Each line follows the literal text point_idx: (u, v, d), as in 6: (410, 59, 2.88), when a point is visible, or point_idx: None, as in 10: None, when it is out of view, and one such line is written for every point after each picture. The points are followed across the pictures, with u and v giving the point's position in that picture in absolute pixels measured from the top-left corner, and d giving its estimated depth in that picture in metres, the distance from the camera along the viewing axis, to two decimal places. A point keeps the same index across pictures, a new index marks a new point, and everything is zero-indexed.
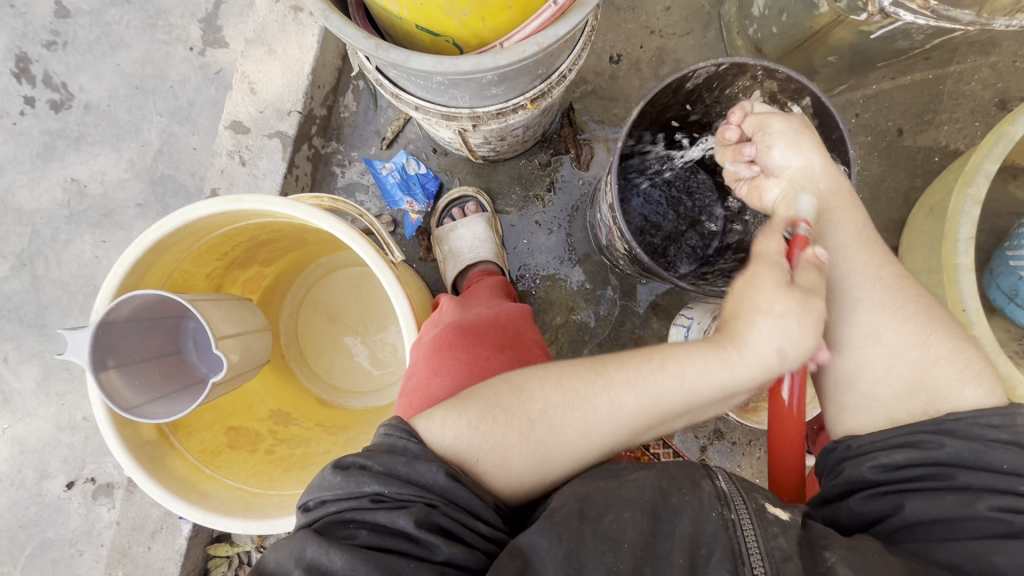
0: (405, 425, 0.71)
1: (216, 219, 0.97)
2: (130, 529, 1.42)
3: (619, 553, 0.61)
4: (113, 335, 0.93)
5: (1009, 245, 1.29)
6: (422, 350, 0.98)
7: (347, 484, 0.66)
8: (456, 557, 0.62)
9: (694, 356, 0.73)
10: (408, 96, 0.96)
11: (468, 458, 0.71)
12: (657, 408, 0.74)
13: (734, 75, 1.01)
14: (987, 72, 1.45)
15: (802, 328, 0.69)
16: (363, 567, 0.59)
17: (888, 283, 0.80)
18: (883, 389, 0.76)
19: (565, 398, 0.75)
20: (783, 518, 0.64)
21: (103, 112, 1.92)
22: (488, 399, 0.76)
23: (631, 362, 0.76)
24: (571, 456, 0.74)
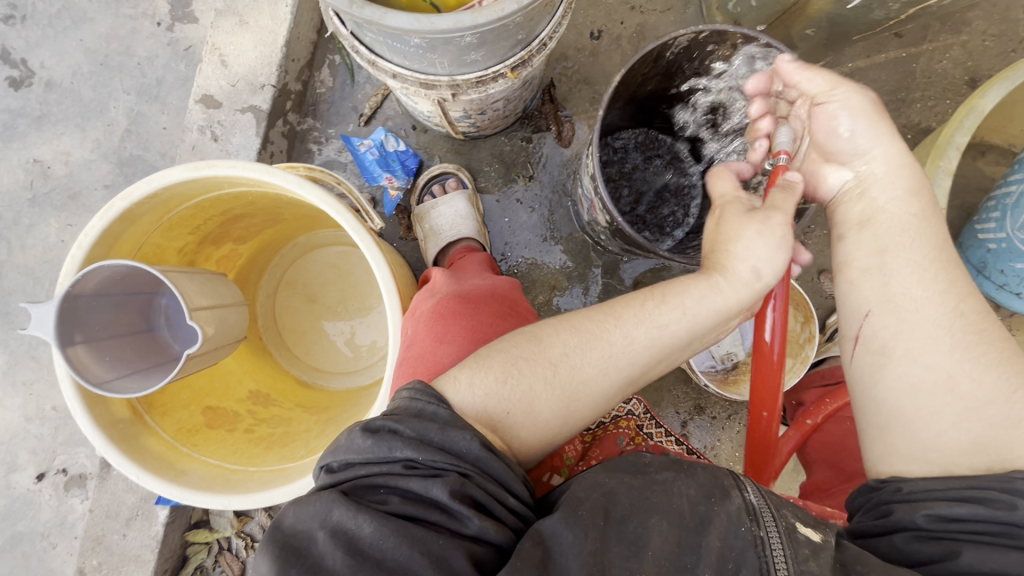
0: (434, 391, 0.70)
1: (189, 189, 0.93)
2: (104, 517, 1.38)
3: (643, 560, 0.61)
4: (81, 309, 0.90)
5: (978, 219, 1.32)
6: (424, 319, 0.97)
7: (379, 448, 0.64)
8: (487, 532, 0.62)
9: (690, 288, 0.78)
10: (385, 63, 0.94)
11: (498, 413, 0.72)
12: (665, 339, 0.77)
13: (715, 44, 1.01)
14: (959, 51, 1.48)
15: (768, 244, 0.77)
16: (392, 538, 0.57)
17: (969, 322, 0.70)
18: (947, 440, 0.66)
19: (581, 338, 0.77)
20: (813, 540, 0.63)
21: (66, 90, 1.84)
22: (509, 352, 0.77)
23: (638, 300, 0.79)
24: (593, 396, 0.76)
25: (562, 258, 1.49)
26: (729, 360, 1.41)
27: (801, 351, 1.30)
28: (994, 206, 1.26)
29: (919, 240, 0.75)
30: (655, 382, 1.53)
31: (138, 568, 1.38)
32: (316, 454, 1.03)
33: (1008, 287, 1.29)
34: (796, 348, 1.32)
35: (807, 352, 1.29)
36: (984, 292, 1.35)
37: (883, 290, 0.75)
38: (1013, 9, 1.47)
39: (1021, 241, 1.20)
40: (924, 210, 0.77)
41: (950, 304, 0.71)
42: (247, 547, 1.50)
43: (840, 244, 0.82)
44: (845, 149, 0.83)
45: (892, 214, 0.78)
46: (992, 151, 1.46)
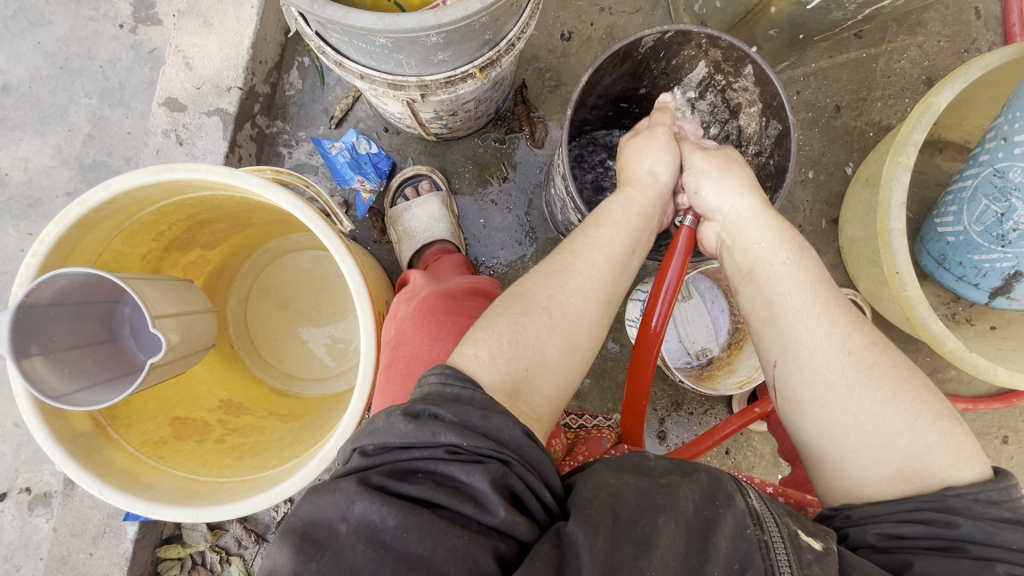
0: (468, 376, 0.71)
1: (152, 193, 0.91)
2: (68, 536, 1.32)
3: (652, 557, 0.62)
4: (37, 321, 0.86)
5: (937, 213, 1.37)
6: (410, 321, 0.97)
7: (421, 433, 0.65)
8: (515, 527, 0.62)
9: (621, 212, 0.92)
10: (352, 64, 0.93)
11: (519, 375, 0.75)
12: (616, 252, 0.89)
13: (680, 43, 1.03)
14: (916, 51, 1.53)
15: (660, 155, 0.97)
16: (417, 532, 0.58)
17: (860, 360, 0.75)
18: (873, 474, 0.71)
19: (556, 278, 0.83)
20: (816, 548, 0.65)
21: (24, 94, 1.78)
22: (508, 312, 0.80)
23: (581, 235, 0.90)
24: (586, 323, 0.83)
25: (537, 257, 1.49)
26: (704, 356, 1.44)
27: None
28: (952, 201, 1.31)
29: (795, 287, 0.82)
30: None
31: None
32: (291, 462, 1.01)
33: (966, 278, 1.33)
34: None
35: None
36: (944, 282, 1.41)
37: (781, 340, 0.80)
38: (965, 11, 1.53)
39: (976, 234, 1.24)
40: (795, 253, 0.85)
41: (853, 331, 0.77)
42: (221, 561, 1.46)
43: (740, 296, 0.89)
44: (709, 207, 0.94)
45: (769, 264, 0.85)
46: (949, 147, 1.52)
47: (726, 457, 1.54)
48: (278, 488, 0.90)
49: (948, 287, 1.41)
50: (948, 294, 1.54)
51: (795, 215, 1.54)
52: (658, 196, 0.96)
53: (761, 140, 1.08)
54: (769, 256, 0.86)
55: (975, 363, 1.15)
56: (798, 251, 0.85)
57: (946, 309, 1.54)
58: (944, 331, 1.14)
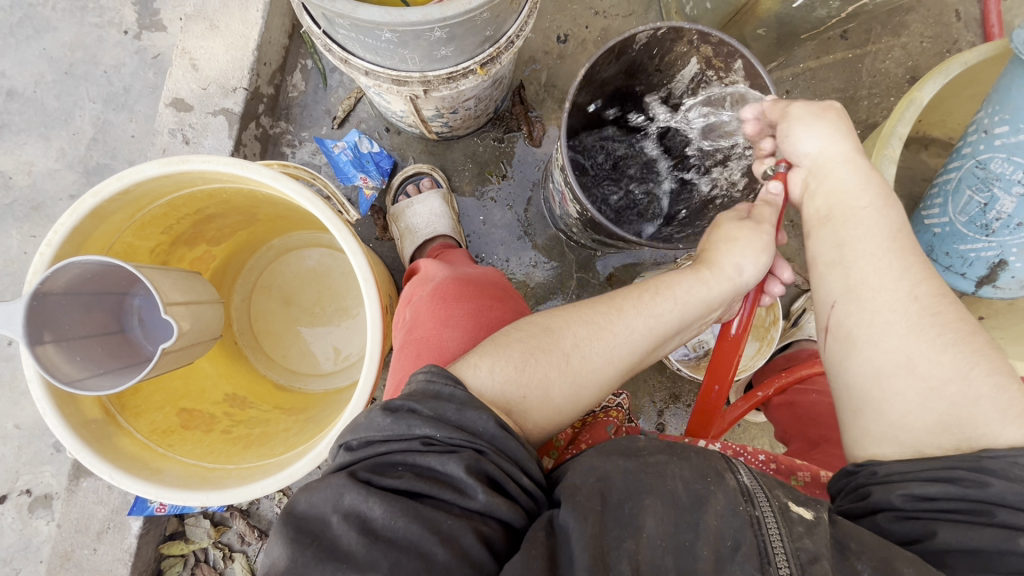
0: (448, 374, 0.74)
1: (162, 184, 0.93)
2: (72, 531, 1.33)
3: (639, 541, 0.64)
4: (51, 309, 0.89)
5: (923, 206, 1.40)
6: (428, 302, 1.00)
7: (398, 426, 0.68)
8: (496, 509, 0.66)
9: (683, 283, 0.86)
10: (357, 61, 0.97)
11: (513, 399, 0.77)
12: (660, 326, 0.85)
13: (672, 40, 1.07)
14: (899, 52, 1.58)
15: (753, 247, 0.88)
16: (402, 518, 0.61)
17: (924, 305, 0.75)
18: (915, 421, 0.71)
19: (590, 330, 0.83)
20: (807, 517, 0.67)
21: (29, 99, 1.81)
22: (527, 341, 0.82)
23: (635, 295, 0.86)
24: (599, 382, 0.83)
25: (536, 252, 1.52)
26: (700, 348, 1.46)
27: (769, 333, 1.37)
28: (937, 193, 1.35)
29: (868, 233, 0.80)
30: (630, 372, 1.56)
31: None
32: (298, 449, 1.03)
33: (953, 268, 1.35)
34: (764, 332, 1.38)
35: (772, 335, 1.36)
36: (932, 274, 1.43)
37: (845, 281, 0.80)
38: (946, 13, 1.58)
39: (961, 224, 1.28)
40: (874, 201, 0.83)
41: (920, 272, 0.77)
42: (224, 558, 1.47)
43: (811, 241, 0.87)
44: (797, 152, 0.90)
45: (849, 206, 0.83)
46: (934, 143, 1.57)
47: None
48: (286, 473, 0.92)
49: (937, 279, 1.43)
50: None
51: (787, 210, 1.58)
52: (734, 292, 0.88)
53: None
54: (849, 198, 0.84)
55: None
56: (882, 200, 0.82)
57: None
58: None
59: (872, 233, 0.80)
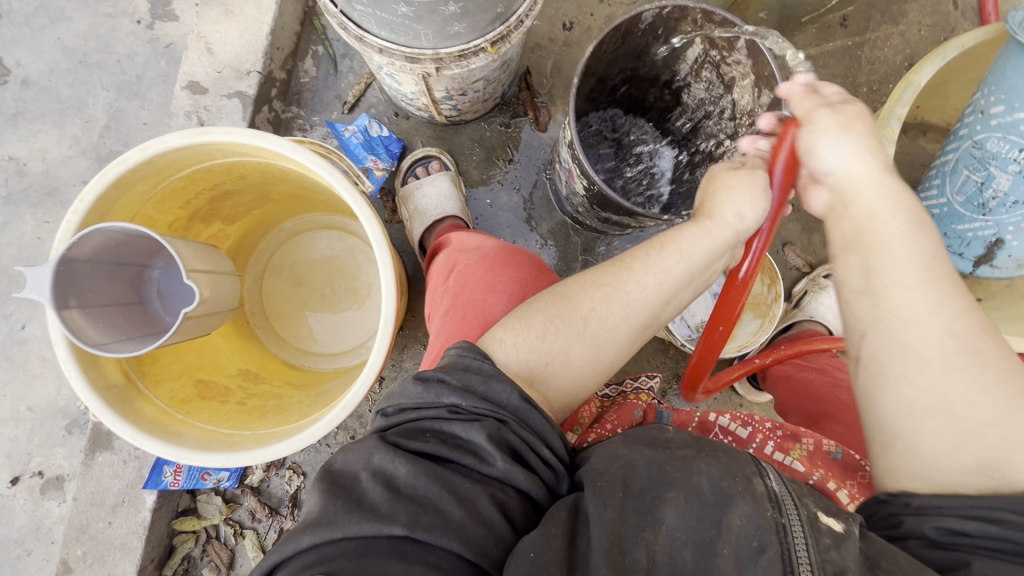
0: (478, 348, 0.79)
1: (184, 156, 0.96)
2: (88, 505, 1.35)
3: (657, 531, 0.68)
4: (77, 275, 0.92)
5: (922, 189, 1.43)
6: (477, 266, 1.04)
7: (428, 395, 0.74)
8: (513, 477, 0.70)
9: (690, 238, 0.89)
10: (372, 39, 1.00)
11: (536, 367, 0.81)
12: (669, 282, 0.88)
13: (677, 19, 1.10)
14: (897, 40, 1.62)
15: (750, 191, 0.87)
16: (424, 478, 0.66)
17: (964, 342, 0.70)
18: (951, 461, 0.68)
19: (606, 293, 0.86)
20: (834, 529, 0.68)
21: (43, 87, 1.85)
22: (547, 311, 0.85)
23: (644, 254, 0.90)
24: (619, 342, 0.86)
25: (540, 235, 1.55)
26: None
27: (772, 311, 1.39)
28: (935, 175, 1.38)
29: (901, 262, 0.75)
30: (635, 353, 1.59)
31: (124, 556, 1.36)
32: (312, 417, 1.06)
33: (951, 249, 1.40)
34: (766, 309, 1.40)
35: (774, 313, 1.39)
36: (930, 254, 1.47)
37: (875, 313, 0.76)
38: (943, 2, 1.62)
39: (959, 205, 1.32)
40: (912, 216, 0.78)
41: (926, 277, 0.74)
42: (236, 534, 1.50)
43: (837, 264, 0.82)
44: (825, 164, 0.82)
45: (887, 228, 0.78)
46: (932, 130, 1.60)
47: None
48: (302, 436, 0.95)
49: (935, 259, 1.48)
50: None
51: None
52: (735, 237, 0.90)
53: (754, 113, 1.12)
54: (880, 224, 0.78)
55: None
56: (914, 225, 0.78)
57: None
58: None
59: (912, 260, 0.75)
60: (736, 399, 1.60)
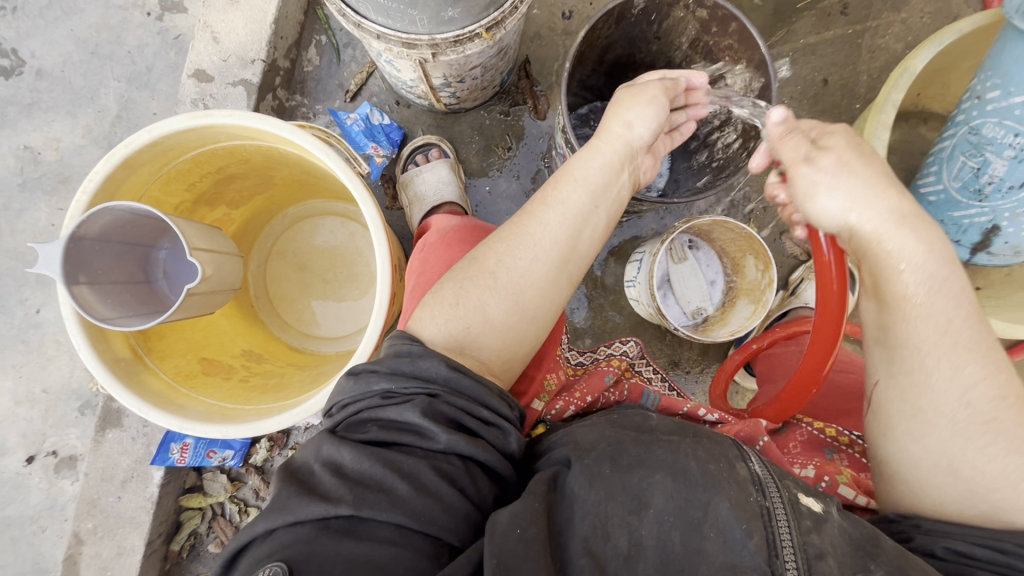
0: (405, 335, 0.83)
1: (188, 139, 1.00)
2: (99, 480, 1.41)
3: (643, 517, 0.71)
4: (85, 253, 0.96)
5: (920, 176, 1.44)
6: (438, 244, 1.08)
7: (360, 386, 0.78)
8: (455, 445, 0.73)
9: (588, 161, 0.92)
10: (370, 24, 1.02)
11: (460, 334, 0.85)
12: (571, 210, 0.89)
13: (670, 5, 1.11)
14: (899, 27, 1.61)
15: (637, 102, 0.94)
16: (367, 460, 0.70)
17: (979, 412, 0.72)
18: (950, 501, 0.75)
19: (509, 243, 0.88)
20: (815, 511, 0.73)
21: (56, 78, 1.90)
22: (456, 278, 0.89)
23: (543, 197, 0.91)
24: (536, 285, 0.88)
25: None
26: (699, 315, 1.51)
27: (764, 296, 1.39)
28: (933, 162, 1.38)
29: (935, 311, 0.73)
30: (631, 340, 1.61)
31: (132, 530, 1.41)
32: (309, 394, 1.10)
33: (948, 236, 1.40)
34: (759, 295, 1.41)
35: (769, 298, 1.37)
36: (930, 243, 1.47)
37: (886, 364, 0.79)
38: None
39: (955, 191, 1.32)
40: (948, 252, 0.73)
41: (943, 342, 0.73)
42: (240, 512, 1.54)
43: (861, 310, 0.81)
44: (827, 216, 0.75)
45: (917, 269, 0.72)
46: (932, 118, 1.60)
47: None
48: (299, 409, 0.99)
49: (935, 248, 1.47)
50: None
51: None
52: (628, 148, 0.94)
53: (747, 95, 1.14)
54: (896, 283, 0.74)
55: None
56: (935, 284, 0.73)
57: None
58: None
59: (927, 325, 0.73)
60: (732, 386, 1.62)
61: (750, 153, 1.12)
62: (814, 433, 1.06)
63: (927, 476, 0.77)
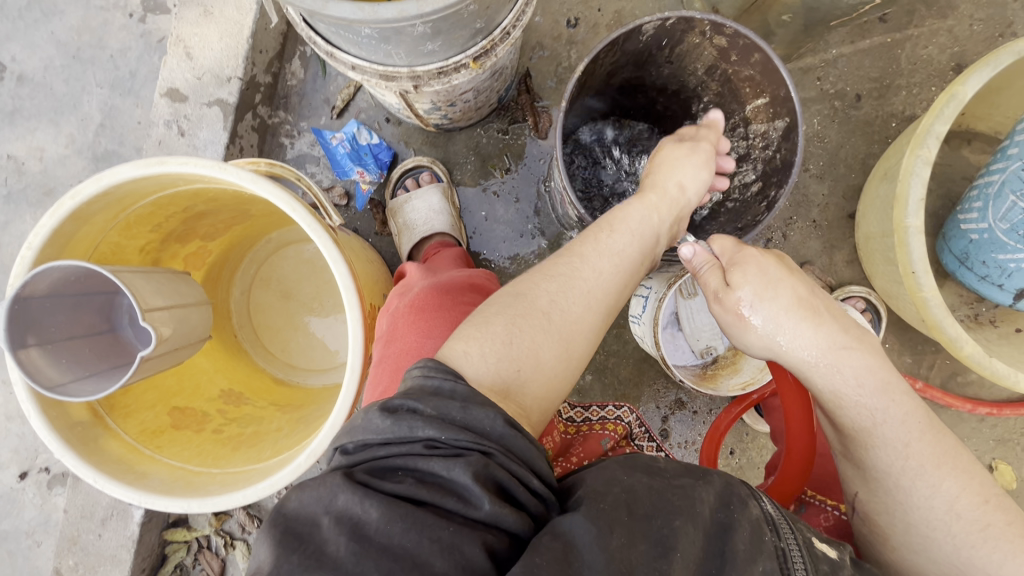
0: (447, 367, 0.67)
1: (142, 185, 0.92)
2: (78, 517, 1.38)
3: (671, 560, 0.58)
4: (35, 311, 0.88)
5: (961, 210, 1.29)
6: (407, 314, 0.96)
7: (398, 428, 0.60)
8: (503, 518, 0.58)
9: (632, 212, 0.86)
10: (343, 55, 0.90)
11: (509, 376, 0.70)
12: (625, 262, 0.82)
13: (684, 30, 0.99)
14: (945, 36, 1.44)
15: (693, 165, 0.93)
16: (401, 522, 0.54)
17: (973, 521, 0.68)
18: None
19: (560, 284, 0.77)
20: (830, 555, 0.67)
21: (38, 84, 1.76)
22: (507, 312, 0.75)
23: (592, 236, 0.82)
24: (586, 334, 0.78)
25: (540, 249, 1.46)
26: (708, 354, 1.41)
27: None
28: (976, 197, 1.23)
29: (890, 439, 0.72)
30: (634, 376, 1.51)
31: (114, 567, 1.38)
32: (283, 455, 1.02)
33: (989, 278, 1.26)
34: None
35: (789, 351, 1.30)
36: (966, 282, 1.34)
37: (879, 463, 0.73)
38: None
39: (1002, 232, 1.17)
40: (881, 381, 0.73)
41: (933, 454, 0.71)
42: (226, 545, 1.50)
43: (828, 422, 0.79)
44: (763, 339, 0.78)
45: (852, 401, 0.73)
46: (978, 138, 1.44)
47: (731, 456, 1.52)
48: (266, 483, 0.91)
49: (971, 288, 1.34)
50: (972, 294, 1.45)
51: (809, 209, 1.47)
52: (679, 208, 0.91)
53: (768, 134, 1.06)
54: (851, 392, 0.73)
55: (995, 369, 1.10)
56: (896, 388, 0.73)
57: (969, 310, 1.45)
58: (961, 334, 1.09)
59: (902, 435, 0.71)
60: (742, 426, 1.52)
61: (769, 204, 1.04)
62: (841, 516, 0.97)
63: (981, 546, 0.68)
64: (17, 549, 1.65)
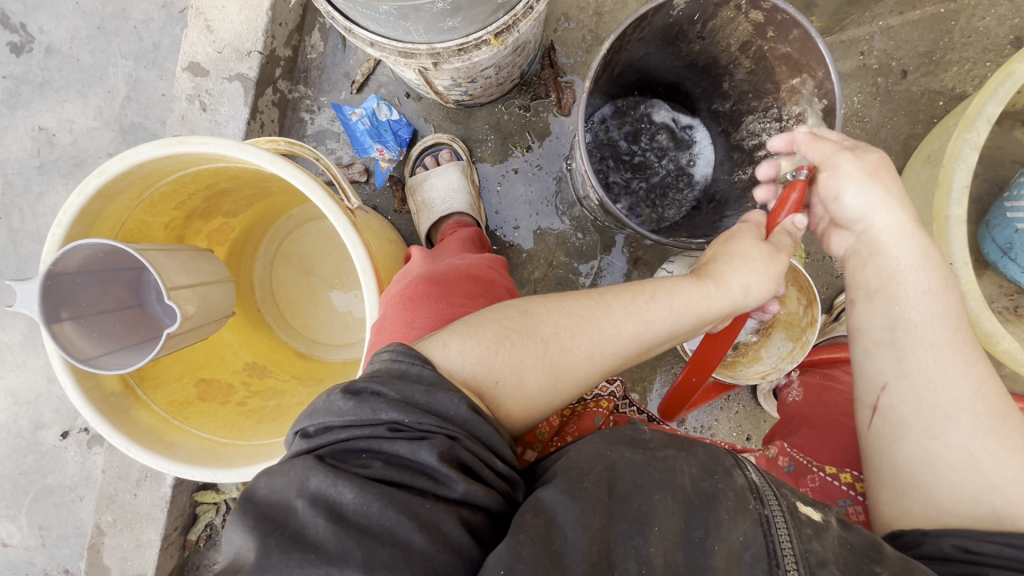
0: (416, 352, 0.66)
1: (163, 164, 0.93)
2: (115, 477, 1.46)
3: (649, 536, 0.58)
4: (67, 287, 0.91)
5: (1008, 195, 1.22)
6: (396, 299, 0.95)
7: (361, 411, 0.60)
8: (473, 495, 0.59)
9: (681, 288, 0.80)
10: (360, 31, 0.87)
11: (486, 382, 0.70)
12: (649, 333, 0.79)
13: (717, 5, 0.95)
14: (1005, 6, 1.34)
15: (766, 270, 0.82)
16: (376, 502, 0.54)
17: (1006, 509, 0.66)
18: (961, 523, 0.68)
19: (573, 320, 0.76)
20: (816, 520, 0.64)
21: (66, 55, 1.77)
22: (502, 324, 0.75)
23: (629, 294, 0.80)
24: (576, 376, 0.76)
25: (563, 227, 1.43)
26: None
27: (804, 335, 1.24)
28: None
29: None
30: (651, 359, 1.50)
31: (149, 525, 1.46)
32: None
33: None
34: (798, 332, 1.27)
35: (806, 334, 1.23)
36: (1007, 273, 1.27)
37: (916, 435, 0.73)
38: None
39: None
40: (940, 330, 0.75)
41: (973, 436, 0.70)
42: None
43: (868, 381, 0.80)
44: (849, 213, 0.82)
45: None
46: None
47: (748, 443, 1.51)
48: None
49: (1010, 278, 1.28)
50: (1012, 285, 1.39)
51: None
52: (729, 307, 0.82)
53: (803, 117, 1.01)
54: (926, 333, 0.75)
55: None
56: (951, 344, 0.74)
57: (1008, 302, 1.38)
58: (999, 330, 1.04)
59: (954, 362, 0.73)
60: (760, 413, 1.51)
61: None
62: (827, 479, 0.95)
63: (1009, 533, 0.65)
64: (61, 502, 1.75)
